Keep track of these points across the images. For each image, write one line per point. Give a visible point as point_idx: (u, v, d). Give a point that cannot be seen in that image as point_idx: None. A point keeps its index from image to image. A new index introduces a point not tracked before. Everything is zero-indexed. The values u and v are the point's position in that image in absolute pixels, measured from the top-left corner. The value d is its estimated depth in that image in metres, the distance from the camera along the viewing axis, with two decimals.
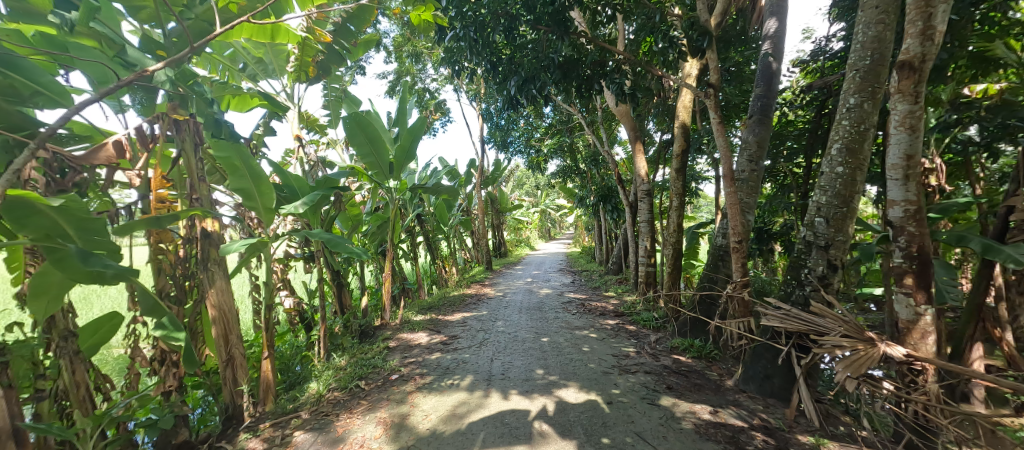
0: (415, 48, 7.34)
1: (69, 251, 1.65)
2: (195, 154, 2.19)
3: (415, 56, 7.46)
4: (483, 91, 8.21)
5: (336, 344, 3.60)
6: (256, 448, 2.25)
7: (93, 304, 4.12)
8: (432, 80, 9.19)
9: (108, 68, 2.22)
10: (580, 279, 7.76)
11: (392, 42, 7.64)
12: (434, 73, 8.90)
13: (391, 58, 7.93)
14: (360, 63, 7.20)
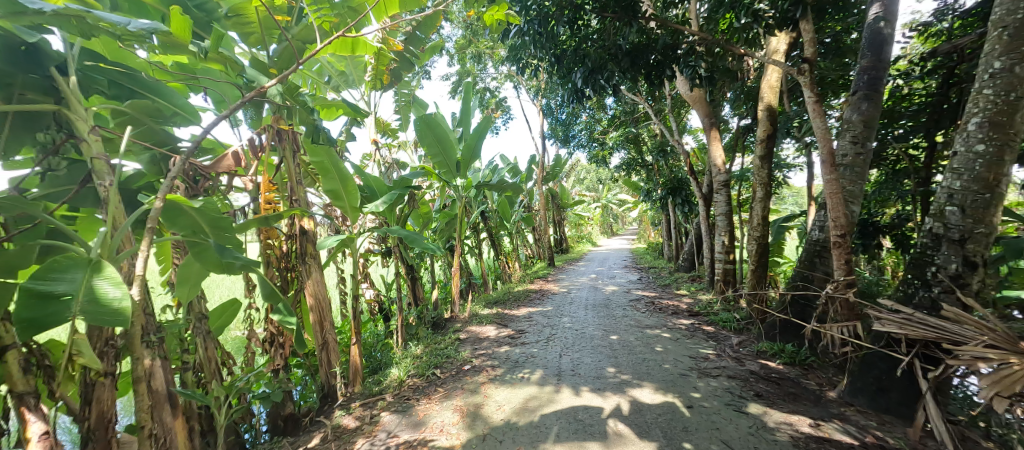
0: (476, 48, 7.48)
1: (207, 245, 1.93)
2: (294, 160, 2.40)
3: (476, 56, 7.60)
4: (543, 86, 8.17)
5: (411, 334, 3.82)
6: (349, 425, 2.47)
7: (211, 292, 4.76)
8: (492, 79, 9.32)
9: (225, 86, 2.53)
10: (647, 276, 7.45)
11: (454, 45, 7.86)
12: (494, 72, 9.02)
13: (453, 60, 8.17)
14: (425, 67, 7.51)
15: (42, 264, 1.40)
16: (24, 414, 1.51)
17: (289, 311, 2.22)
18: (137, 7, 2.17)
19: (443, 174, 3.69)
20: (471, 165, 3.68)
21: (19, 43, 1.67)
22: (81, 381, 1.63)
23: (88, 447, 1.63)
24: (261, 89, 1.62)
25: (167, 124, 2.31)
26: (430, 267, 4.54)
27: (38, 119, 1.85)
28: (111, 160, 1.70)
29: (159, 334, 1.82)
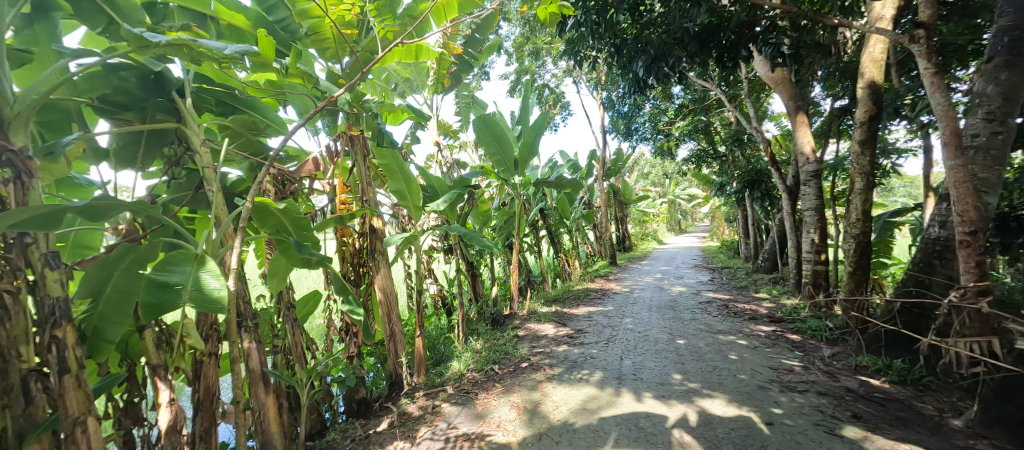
0: (535, 45, 7.45)
1: (289, 243, 2.14)
2: (364, 164, 2.54)
3: (535, 53, 7.58)
4: (604, 79, 7.90)
5: (472, 329, 3.93)
6: (413, 413, 2.61)
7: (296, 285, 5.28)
8: (551, 75, 9.23)
9: (305, 98, 2.74)
10: (721, 276, 6.89)
11: (512, 44, 7.91)
12: (553, 68, 8.92)
13: (511, 59, 8.22)
14: (484, 68, 7.65)
15: (163, 257, 1.67)
16: (158, 382, 1.86)
17: (358, 303, 2.40)
18: (234, 32, 2.43)
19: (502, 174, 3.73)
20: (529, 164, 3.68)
21: (147, 72, 2.00)
22: (192, 358, 1.90)
23: (199, 415, 1.90)
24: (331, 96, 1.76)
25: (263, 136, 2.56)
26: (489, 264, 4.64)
27: (163, 136, 2.19)
28: (215, 168, 1.99)
29: (253, 320, 2.07)
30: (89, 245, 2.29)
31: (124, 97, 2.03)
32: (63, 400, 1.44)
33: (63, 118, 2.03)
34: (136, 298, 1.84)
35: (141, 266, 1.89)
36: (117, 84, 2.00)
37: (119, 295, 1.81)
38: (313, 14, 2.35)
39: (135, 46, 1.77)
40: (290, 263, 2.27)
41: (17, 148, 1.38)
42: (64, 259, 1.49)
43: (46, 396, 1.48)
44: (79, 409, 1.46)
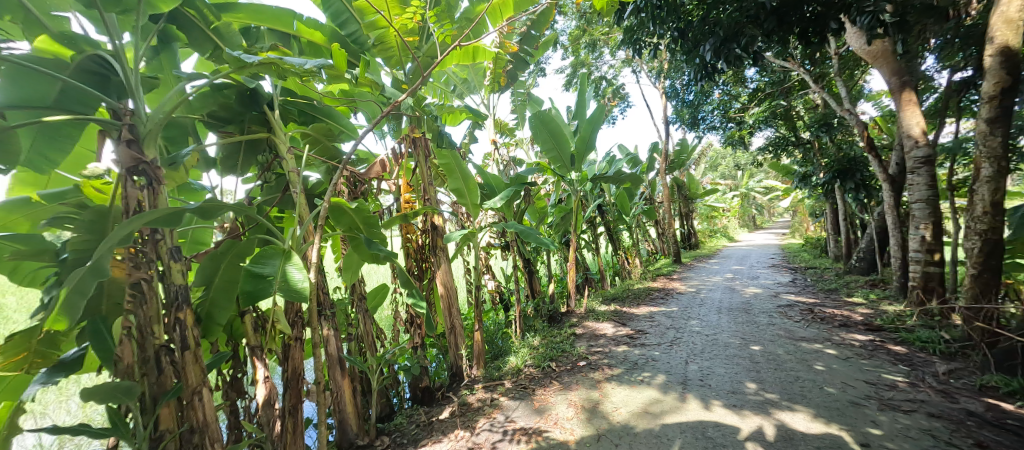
0: (591, 37, 7.24)
1: (361, 240, 2.30)
2: (426, 164, 2.66)
3: (592, 45, 7.36)
4: (666, 66, 7.46)
5: (528, 325, 3.96)
6: (473, 404, 2.70)
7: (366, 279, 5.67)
8: (608, 67, 8.92)
9: (373, 104, 2.93)
10: (806, 277, 6.20)
11: (568, 37, 7.75)
12: (610, 59, 8.61)
13: (566, 53, 8.06)
14: (539, 64, 7.59)
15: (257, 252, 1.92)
16: (256, 360, 2.12)
17: (421, 296, 2.51)
18: (313, 48, 2.60)
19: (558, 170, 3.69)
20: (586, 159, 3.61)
21: (245, 89, 2.24)
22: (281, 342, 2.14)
23: (288, 392, 2.15)
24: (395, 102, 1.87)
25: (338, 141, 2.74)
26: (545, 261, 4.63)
27: (257, 146, 2.42)
28: (299, 172, 2.18)
29: (331, 309, 2.28)
30: (200, 241, 2.62)
31: (227, 112, 2.28)
32: (183, 373, 1.72)
33: (180, 133, 2.30)
34: (238, 290, 2.10)
35: (242, 260, 2.16)
36: (222, 101, 2.26)
37: (225, 285, 2.09)
38: (380, 24, 2.48)
39: (234, 67, 2.01)
40: (361, 258, 2.44)
41: (150, 159, 1.69)
42: (183, 252, 1.77)
43: (173, 368, 1.72)
44: (198, 381, 1.74)
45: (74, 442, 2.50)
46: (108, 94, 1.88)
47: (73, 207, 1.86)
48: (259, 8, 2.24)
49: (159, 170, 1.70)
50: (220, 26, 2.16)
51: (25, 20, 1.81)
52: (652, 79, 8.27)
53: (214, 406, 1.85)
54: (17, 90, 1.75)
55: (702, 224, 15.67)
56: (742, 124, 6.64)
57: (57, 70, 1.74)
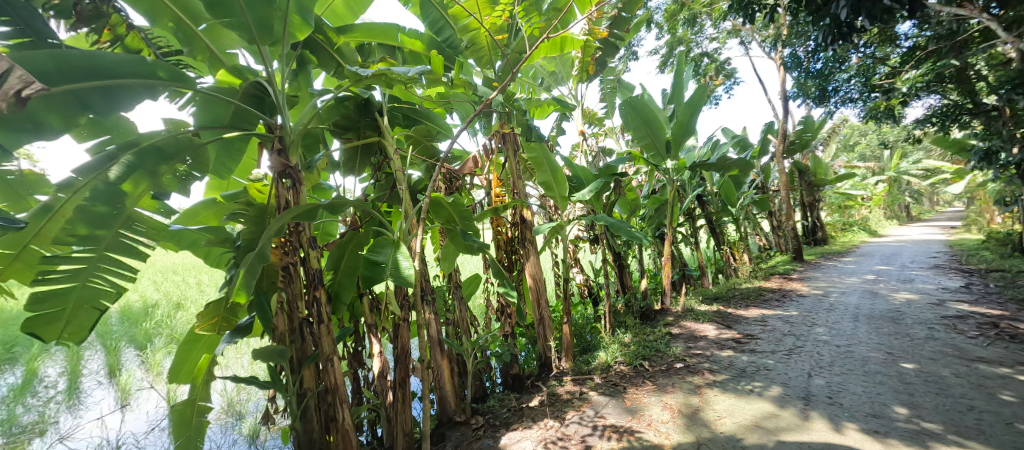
0: (690, 11, 6.59)
1: (457, 232, 2.45)
2: (514, 158, 2.72)
3: (691, 20, 6.70)
4: (784, 33, 6.45)
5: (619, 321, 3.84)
6: (562, 395, 2.72)
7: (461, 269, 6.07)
8: (711, 42, 8.04)
9: (466, 104, 3.10)
10: (986, 281, 4.89)
11: (663, 15, 7.16)
12: (713, 32, 7.74)
13: (662, 32, 7.47)
14: (630, 48, 7.16)
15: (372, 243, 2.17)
16: (373, 337, 2.34)
17: (510, 284, 2.58)
18: (413, 56, 2.81)
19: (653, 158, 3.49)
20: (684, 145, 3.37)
21: (361, 99, 2.44)
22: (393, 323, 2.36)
23: (396, 365, 2.27)
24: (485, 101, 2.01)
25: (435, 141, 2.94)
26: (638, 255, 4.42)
27: (370, 148, 2.72)
28: (405, 171, 2.32)
29: (430, 294, 2.47)
30: (328, 234, 3.03)
31: (347, 120, 2.50)
32: (319, 342, 2.04)
33: (314, 142, 2.60)
34: (358, 273, 2.39)
35: (360, 249, 2.45)
36: (342, 111, 2.46)
37: (349, 268, 2.39)
38: (471, 27, 2.59)
39: (353, 80, 2.27)
40: (457, 249, 2.60)
41: (293, 164, 2.04)
42: (317, 242, 2.11)
43: (312, 338, 2.05)
44: (330, 349, 2.04)
45: (246, 391, 3.20)
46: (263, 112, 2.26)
47: (242, 205, 2.32)
48: (370, 26, 2.49)
49: (299, 173, 2.04)
50: (341, 46, 2.45)
51: (206, 59, 2.20)
52: (767, 49, 7.23)
53: (341, 374, 2.12)
54: (206, 113, 2.23)
55: (836, 214, 13.33)
56: (893, 92, 5.44)
57: (230, 97, 2.15)
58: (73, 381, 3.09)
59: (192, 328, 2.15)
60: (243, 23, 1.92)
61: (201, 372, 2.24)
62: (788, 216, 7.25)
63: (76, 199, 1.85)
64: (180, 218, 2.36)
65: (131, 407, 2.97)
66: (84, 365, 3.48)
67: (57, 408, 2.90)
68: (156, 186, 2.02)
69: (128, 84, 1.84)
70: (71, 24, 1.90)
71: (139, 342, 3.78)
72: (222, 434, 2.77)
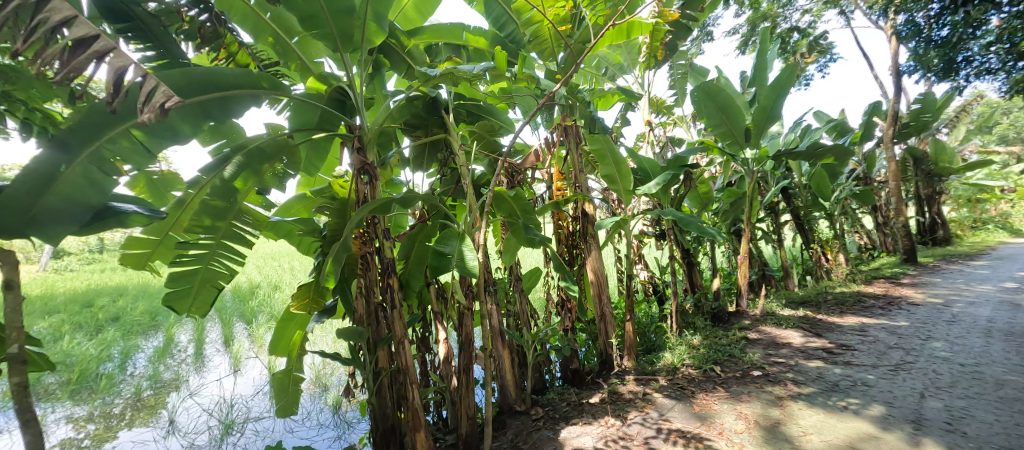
0: None
1: (519, 226, 2.47)
2: (576, 151, 2.71)
3: None
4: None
5: (687, 322, 3.66)
6: (625, 394, 2.66)
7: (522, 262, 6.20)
8: (802, 15, 7.20)
9: (529, 97, 3.11)
10: None
11: None
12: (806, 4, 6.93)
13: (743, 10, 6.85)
14: (706, 29, 6.67)
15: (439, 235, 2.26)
16: (438, 324, 2.44)
17: (572, 279, 2.56)
18: (478, 54, 2.90)
19: (729, 146, 3.36)
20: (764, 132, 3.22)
21: (429, 98, 2.54)
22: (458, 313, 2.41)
23: (460, 353, 2.31)
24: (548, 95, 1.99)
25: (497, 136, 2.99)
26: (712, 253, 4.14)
27: (437, 145, 2.84)
28: (469, 166, 2.38)
29: (494, 287, 2.52)
30: (398, 225, 3.22)
31: (417, 119, 2.64)
32: (392, 326, 2.18)
33: (387, 140, 2.80)
34: (426, 263, 2.51)
35: (427, 240, 2.56)
36: (412, 111, 2.60)
37: (417, 258, 2.52)
38: (534, 20, 2.58)
39: (422, 81, 2.36)
40: (518, 243, 2.64)
41: (371, 161, 2.21)
42: (391, 233, 2.25)
43: (385, 322, 2.21)
44: (402, 332, 2.17)
45: (330, 365, 3.62)
46: (344, 114, 2.45)
47: (328, 199, 2.56)
48: (437, 27, 2.62)
49: (376, 169, 2.19)
50: (411, 49, 2.56)
51: (298, 69, 2.46)
52: (874, 19, 6.30)
53: (411, 357, 2.22)
54: (297, 118, 2.47)
55: (967, 210, 11.26)
56: None
57: (317, 101, 2.33)
58: (200, 348, 3.72)
59: (288, 308, 2.43)
60: (329, 34, 2.11)
61: (296, 346, 2.53)
62: (898, 212, 6.28)
63: (200, 195, 2.17)
64: (278, 210, 2.67)
65: (241, 373, 3.50)
66: (207, 336, 4.14)
67: (189, 368, 3.52)
68: (258, 183, 2.31)
69: (241, 94, 2.10)
70: (196, 44, 2.25)
71: (247, 318, 4.44)
72: (311, 402, 3.16)
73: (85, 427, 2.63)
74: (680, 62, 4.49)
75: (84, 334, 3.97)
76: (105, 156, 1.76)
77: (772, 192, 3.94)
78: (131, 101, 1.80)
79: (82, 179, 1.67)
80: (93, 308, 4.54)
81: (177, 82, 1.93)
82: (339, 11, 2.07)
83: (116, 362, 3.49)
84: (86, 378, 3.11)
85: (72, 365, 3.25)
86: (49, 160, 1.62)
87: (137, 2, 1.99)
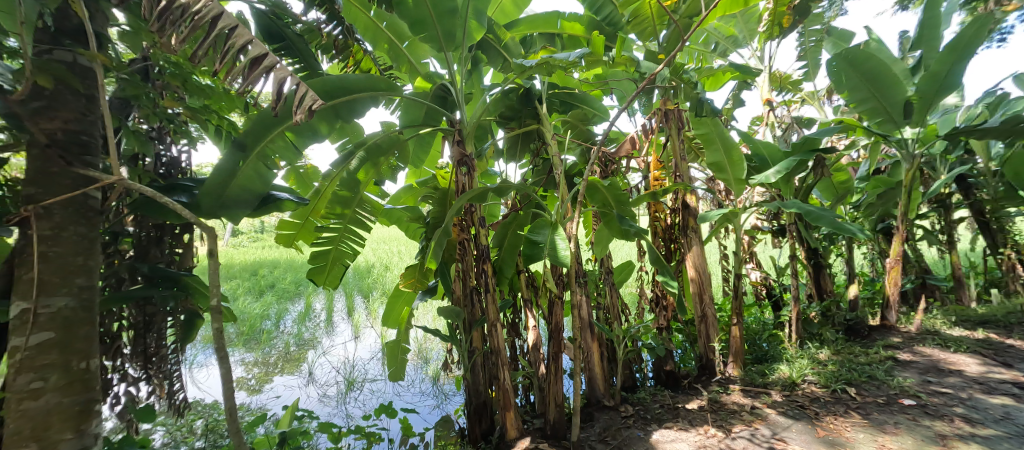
0: None
1: (613, 216, 2.39)
2: (678, 137, 2.59)
3: None
4: None
5: (812, 333, 3.23)
6: (729, 404, 2.42)
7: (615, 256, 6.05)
8: None
9: (626, 83, 3.03)
10: None
11: None
12: None
13: None
14: None
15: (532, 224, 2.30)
16: (528, 311, 2.50)
17: (673, 275, 2.41)
18: (573, 41, 2.85)
19: (878, 124, 3.01)
20: (930, 108, 2.82)
21: (523, 90, 2.60)
22: (549, 304, 2.37)
23: (549, 340, 2.29)
24: (650, 75, 1.84)
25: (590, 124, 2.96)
26: (849, 255, 3.51)
27: (529, 136, 2.86)
28: (561, 156, 2.35)
29: (584, 277, 2.49)
30: (491, 215, 3.37)
31: (510, 111, 2.70)
32: (486, 309, 2.29)
33: (484, 132, 2.91)
34: (518, 251, 2.59)
35: (519, 228, 2.64)
36: (507, 103, 2.66)
37: (510, 246, 2.60)
38: None
39: (518, 72, 2.37)
40: (610, 234, 2.56)
41: (469, 153, 2.31)
42: (486, 221, 2.35)
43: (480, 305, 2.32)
44: (495, 315, 2.27)
45: (430, 341, 4.07)
46: (446, 110, 2.63)
47: (432, 189, 2.79)
48: (534, 17, 2.65)
49: (473, 160, 2.28)
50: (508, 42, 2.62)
51: (407, 71, 2.73)
52: None
53: (501, 339, 2.28)
54: (407, 115, 2.68)
55: None
56: None
57: (424, 99, 2.52)
58: (330, 315, 4.49)
59: (398, 285, 2.74)
60: (434, 36, 2.25)
61: (404, 320, 2.84)
62: None
63: (331, 186, 2.46)
64: (391, 199, 2.99)
65: (360, 340, 4.10)
66: (336, 306, 4.95)
67: (322, 331, 4.26)
68: (374, 175, 2.61)
69: (363, 97, 2.36)
70: (330, 56, 2.63)
71: (365, 292, 5.20)
72: (415, 371, 3.60)
73: (253, 368, 3.42)
74: (814, 28, 3.93)
75: (252, 296, 5.04)
76: (267, 153, 2.14)
77: (940, 181, 3.21)
78: (288, 106, 2.14)
79: (253, 172, 2.08)
80: (259, 277, 5.71)
81: (319, 90, 2.19)
82: (444, 12, 2.18)
83: (273, 320, 4.36)
84: (254, 331, 3.94)
85: (245, 320, 4.15)
86: (232, 156, 2.02)
87: (285, 25, 2.30)
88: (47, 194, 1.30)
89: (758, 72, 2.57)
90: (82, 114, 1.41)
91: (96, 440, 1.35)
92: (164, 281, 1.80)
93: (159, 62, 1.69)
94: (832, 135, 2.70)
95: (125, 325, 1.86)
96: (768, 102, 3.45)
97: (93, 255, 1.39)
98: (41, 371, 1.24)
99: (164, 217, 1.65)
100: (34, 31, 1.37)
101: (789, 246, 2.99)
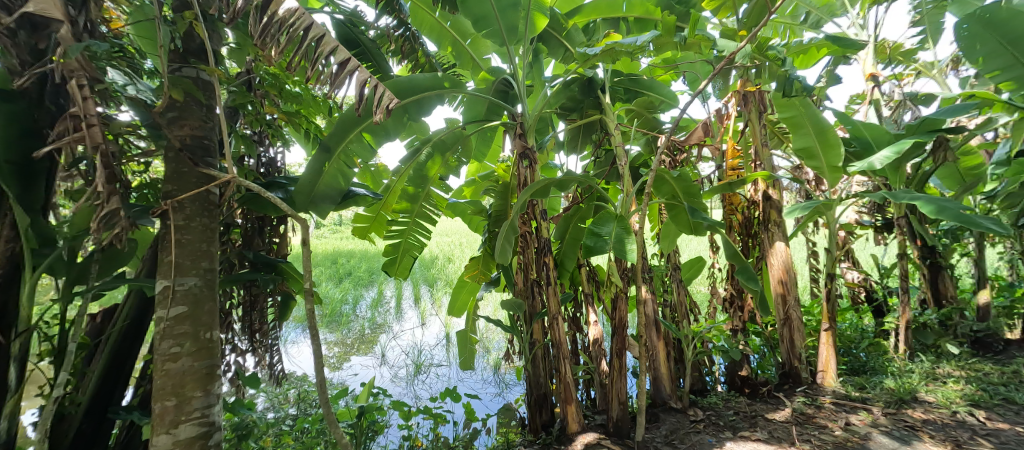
0: None
1: (684, 209, 2.25)
2: (759, 122, 2.45)
3: None
4: None
5: (927, 343, 2.80)
6: (819, 419, 2.18)
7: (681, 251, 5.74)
8: None
9: (698, 64, 2.85)
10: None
11: None
12: None
13: None
14: None
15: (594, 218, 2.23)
16: (590, 306, 2.45)
17: (753, 274, 2.20)
18: (641, 24, 2.70)
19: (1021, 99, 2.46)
20: None
21: (585, 79, 2.49)
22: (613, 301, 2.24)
23: (613, 336, 2.20)
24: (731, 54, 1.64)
25: (659, 111, 2.81)
26: (979, 255, 2.96)
27: (591, 127, 2.80)
28: (625, 146, 2.23)
29: (650, 273, 2.35)
30: (552, 207, 3.37)
31: (572, 102, 2.63)
32: (547, 302, 2.26)
33: (545, 125, 2.90)
34: (580, 244, 2.54)
35: (581, 221, 2.56)
36: (569, 95, 2.59)
37: (572, 239, 2.56)
38: None
39: (581, 61, 2.28)
40: (679, 229, 2.41)
41: (531, 146, 2.28)
42: (548, 214, 2.31)
43: (539, 297, 2.30)
44: (557, 308, 2.23)
45: (493, 332, 4.23)
46: (508, 103, 2.67)
47: (494, 184, 2.84)
48: (599, 2, 2.56)
49: (535, 153, 2.24)
50: (570, 30, 2.54)
51: (470, 67, 2.81)
52: None
53: (562, 332, 2.25)
54: (470, 112, 2.73)
55: None
56: None
57: (486, 95, 2.56)
58: (400, 302, 4.83)
59: (462, 277, 2.85)
60: (497, 31, 2.25)
61: (469, 309, 2.94)
62: None
63: (400, 182, 2.62)
64: (455, 193, 3.10)
65: (426, 326, 4.35)
66: (405, 293, 5.31)
67: (394, 316, 4.60)
68: (439, 171, 2.72)
69: (430, 96, 2.45)
70: (399, 59, 2.79)
71: (431, 282, 5.53)
72: (478, 359, 3.76)
73: (334, 347, 3.81)
74: None
75: (333, 282, 5.59)
76: (348, 152, 2.32)
77: None
78: (365, 107, 2.26)
79: (337, 171, 2.27)
80: (338, 266, 6.31)
81: (393, 91, 2.31)
82: (507, 5, 2.17)
83: (351, 304, 4.79)
84: (335, 313, 4.35)
85: (328, 303, 4.60)
86: (320, 159, 2.19)
87: (361, 31, 2.44)
88: (179, 191, 1.52)
89: (860, 43, 2.26)
90: (203, 121, 1.62)
91: (218, 400, 1.56)
92: (265, 266, 2.05)
93: (261, 73, 1.85)
94: (963, 113, 2.28)
95: (235, 303, 2.13)
96: (872, 77, 2.98)
97: (213, 243, 1.61)
98: (178, 338, 1.46)
99: (266, 211, 1.87)
100: (167, 52, 1.60)
101: (897, 243, 2.60)
